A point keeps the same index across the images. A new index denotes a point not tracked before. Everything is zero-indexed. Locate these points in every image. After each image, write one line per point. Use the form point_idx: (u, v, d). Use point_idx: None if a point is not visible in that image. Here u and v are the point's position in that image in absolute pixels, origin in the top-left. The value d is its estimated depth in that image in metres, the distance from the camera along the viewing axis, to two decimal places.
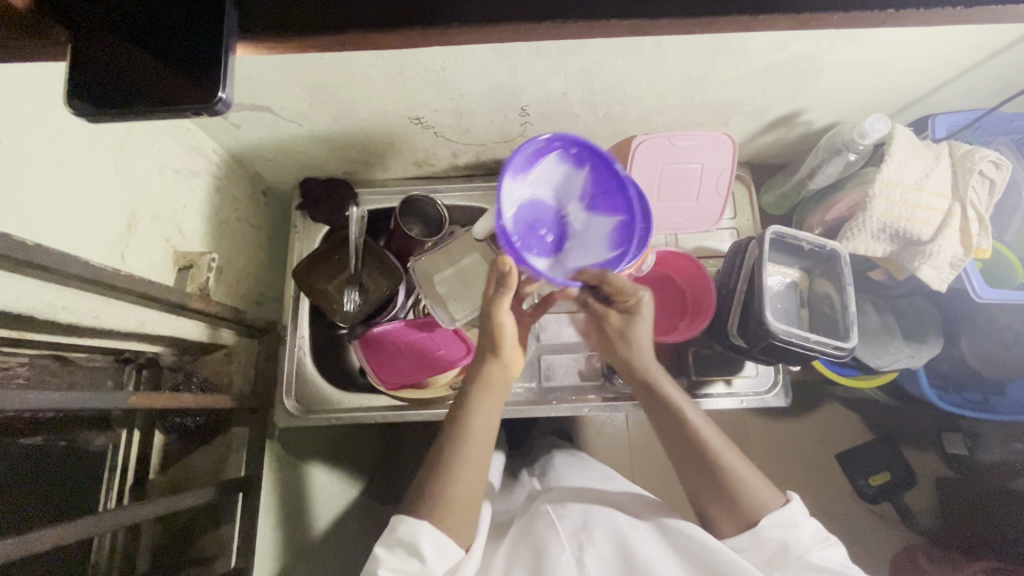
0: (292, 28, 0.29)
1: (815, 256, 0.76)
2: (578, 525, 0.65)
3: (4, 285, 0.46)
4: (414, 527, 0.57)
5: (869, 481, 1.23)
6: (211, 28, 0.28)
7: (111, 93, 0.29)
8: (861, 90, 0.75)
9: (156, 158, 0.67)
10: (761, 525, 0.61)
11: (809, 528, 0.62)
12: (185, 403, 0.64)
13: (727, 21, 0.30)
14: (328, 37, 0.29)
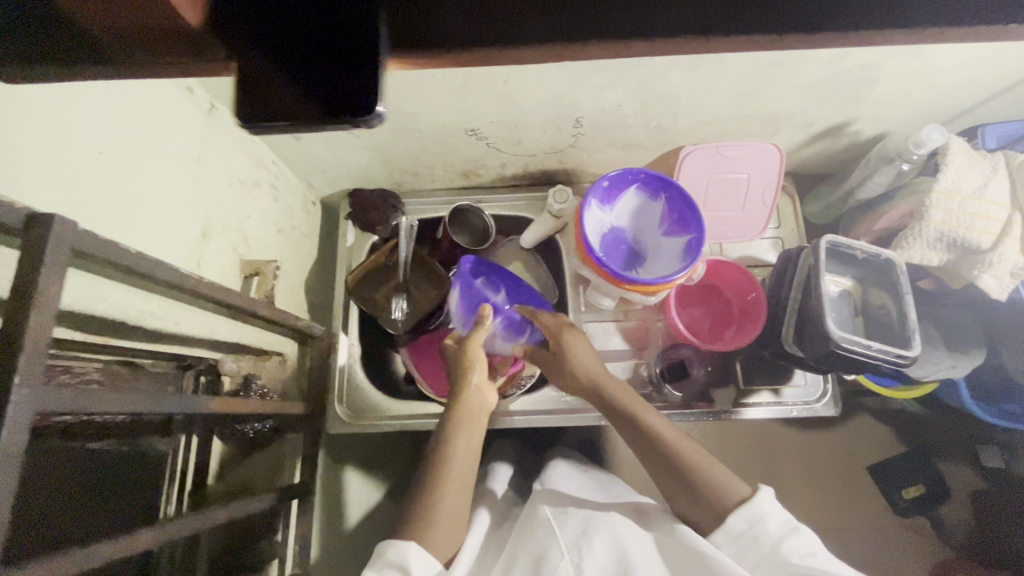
0: (430, 41, 0.29)
1: (869, 265, 0.76)
2: (577, 532, 0.65)
3: (102, 291, 0.48)
4: (403, 548, 0.58)
5: (902, 494, 1.18)
6: (365, 37, 0.27)
7: (261, 105, 0.28)
8: (914, 101, 0.76)
9: (226, 169, 0.69)
10: (727, 521, 0.62)
11: (775, 519, 0.61)
12: (252, 408, 0.65)
13: (833, 38, 0.31)
14: (468, 53, 0.30)
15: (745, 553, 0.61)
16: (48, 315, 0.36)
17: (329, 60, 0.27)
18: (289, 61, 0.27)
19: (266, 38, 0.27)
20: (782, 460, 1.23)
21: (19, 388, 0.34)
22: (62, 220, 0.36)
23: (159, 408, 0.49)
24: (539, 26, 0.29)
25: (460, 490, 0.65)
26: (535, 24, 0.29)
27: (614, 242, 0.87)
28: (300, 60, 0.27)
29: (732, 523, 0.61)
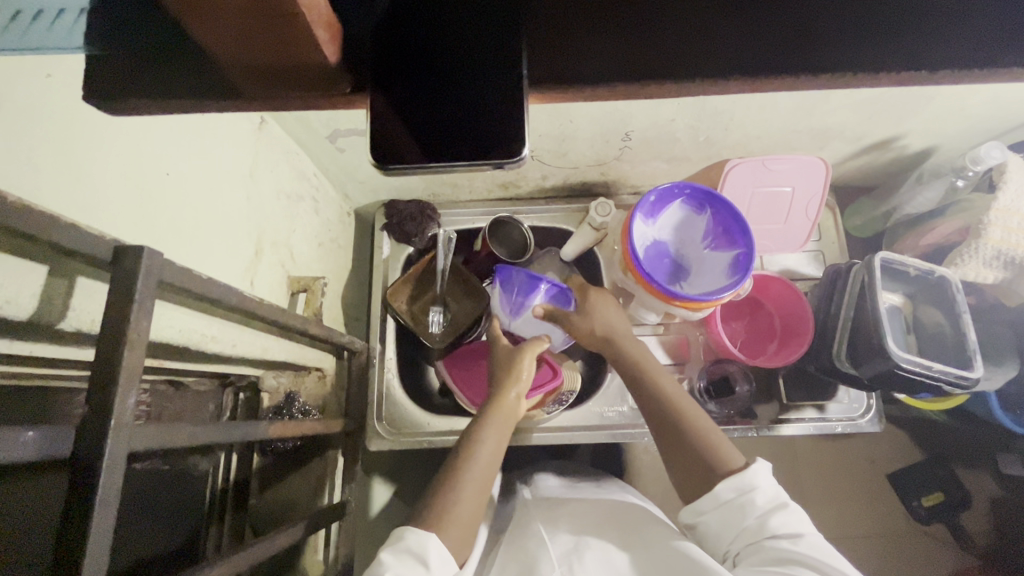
0: (556, 79, 0.32)
1: (921, 283, 0.76)
2: (569, 546, 0.58)
3: (172, 318, 0.47)
4: (425, 539, 0.54)
5: (923, 502, 1.11)
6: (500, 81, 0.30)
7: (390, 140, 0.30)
8: (969, 117, 0.75)
9: (275, 184, 0.67)
10: (715, 488, 0.58)
11: (765, 493, 0.56)
12: (304, 430, 0.64)
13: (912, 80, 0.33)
14: (586, 88, 0.33)
15: (728, 521, 0.57)
16: (140, 350, 0.34)
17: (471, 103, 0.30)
18: (421, 119, 0.30)
19: (401, 92, 0.30)
20: (802, 473, 1.16)
21: (115, 431, 0.32)
22: (152, 252, 0.35)
23: (223, 437, 0.47)
24: (652, 63, 0.32)
25: (480, 487, 0.61)
26: (646, 63, 0.32)
27: (658, 256, 0.84)
28: (438, 114, 0.30)
29: (718, 489, 0.57)
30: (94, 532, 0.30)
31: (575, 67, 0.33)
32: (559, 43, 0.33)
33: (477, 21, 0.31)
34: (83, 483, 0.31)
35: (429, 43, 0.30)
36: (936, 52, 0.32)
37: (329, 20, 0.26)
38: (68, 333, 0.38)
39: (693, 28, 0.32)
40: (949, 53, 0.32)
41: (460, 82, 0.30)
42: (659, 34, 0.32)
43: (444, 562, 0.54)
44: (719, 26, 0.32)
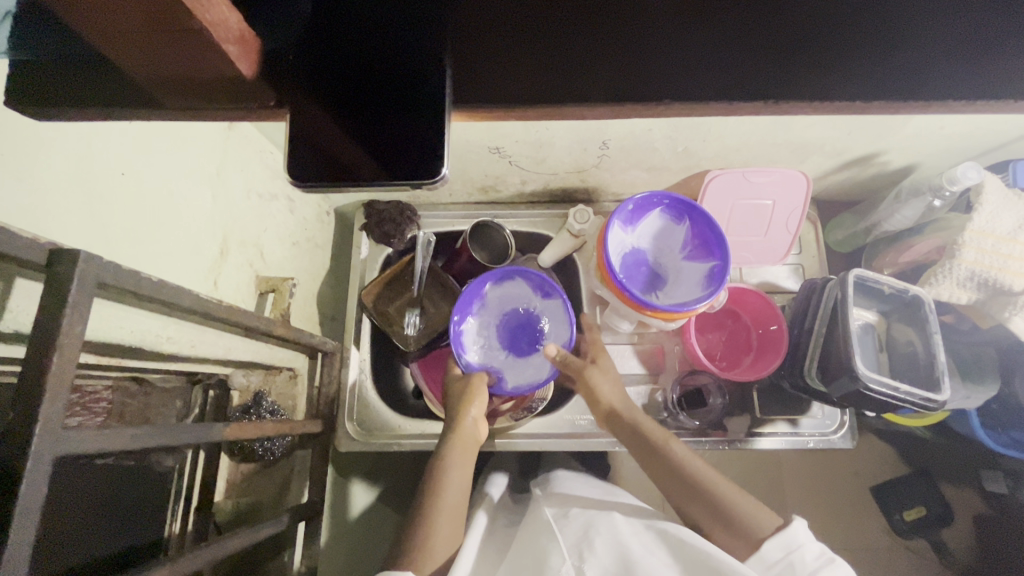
0: (488, 99, 0.37)
1: (895, 301, 0.75)
2: (579, 537, 0.57)
3: (121, 319, 0.46)
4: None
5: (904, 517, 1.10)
6: (428, 103, 0.33)
7: (315, 164, 0.34)
8: (948, 136, 0.74)
9: (245, 184, 0.67)
10: (761, 550, 0.55)
11: (812, 549, 0.54)
12: (267, 431, 0.63)
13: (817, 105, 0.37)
14: (514, 105, 0.38)
15: None
16: (72, 355, 0.34)
17: (399, 119, 0.33)
18: (357, 135, 0.34)
19: (327, 96, 0.34)
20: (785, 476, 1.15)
21: (41, 437, 0.32)
22: (86, 255, 0.34)
23: (172, 440, 0.46)
24: (572, 86, 0.37)
25: (456, 514, 0.62)
26: (568, 83, 0.37)
27: (635, 265, 0.83)
28: (367, 136, 0.34)
29: (764, 551, 0.55)
30: (14, 536, 0.30)
31: (507, 88, 0.37)
32: (483, 68, 0.37)
33: (398, 38, 0.34)
34: (5, 489, 0.31)
35: (349, 58, 0.34)
36: (834, 82, 0.36)
37: (246, 39, 0.31)
38: (7, 335, 0.38)
39: (637, 63, 0.37)
40: (870, 84, 0.36)
41: (377, 96, 0.34)
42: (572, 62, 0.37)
43: None
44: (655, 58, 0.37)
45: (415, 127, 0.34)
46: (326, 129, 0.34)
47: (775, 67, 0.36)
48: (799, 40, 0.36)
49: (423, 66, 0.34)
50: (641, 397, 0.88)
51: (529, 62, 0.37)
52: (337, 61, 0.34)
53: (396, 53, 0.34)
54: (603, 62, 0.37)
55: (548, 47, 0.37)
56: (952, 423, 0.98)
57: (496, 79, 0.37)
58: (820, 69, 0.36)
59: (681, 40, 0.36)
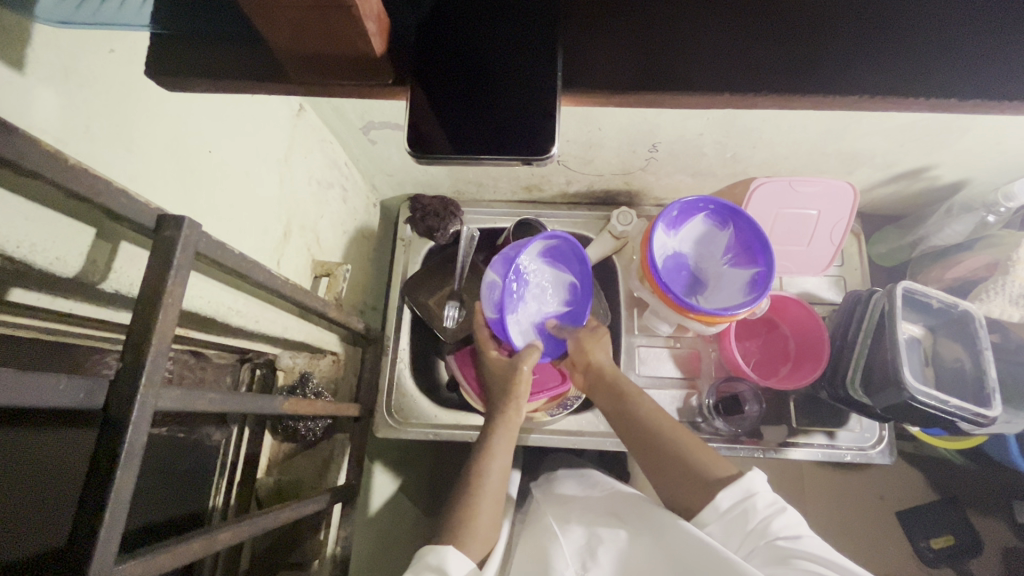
0: (590, 84, 0.34)
1: (943, 315, 0.75)
2: (582, 542, 0.58)
3: (202, 289, 0.49)
4: (442, 552, 0.55)
5: (930, 543, 1.06)
6: (539, 87, 0.32)
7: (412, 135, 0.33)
8: (1004, 152, 0.74)
9: (308, 169, 0.69)
10: (714, 499, 0.57)
11: (765, 497, 0.56)
12: (315, 410, 0.65)
13: (926, 103, 0.34)
14: (619, 95, 0.35)
15: (733, 528, 0.55)
16: (173, 314, 0.36)
17: (506, 105, 0.32)
18: (459, 123, 0.33)
19: (433, 81, 0.33)
20: (809, 492, 1.11)
21: (146, 388, 0.34)
22: (191, 223, 0.37)
23: (238, 408, 0.48)
24: (666, 74, 0.34)
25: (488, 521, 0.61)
26: (664, 72, 0.34)
27: (677, 267, 0.83)
28: (467, 122, 0.33)
29: (717, 499, 0.57)
30: (117, 477, 0.32)
31: (611, 75, 0.34)
32: (585, 52, 0.34)
33: (514, 19, 0.33)
34: (112, 434, 0.33)
35: (465, 43, 0.33)
36: (950, 76, 0.33)
37: (382, 18, 0.30)
38: (107, 294, 0.40)
39: (738, 57, 0.33)
40: (991, 87, 0.33)
41: (480, 79, 0.32)
42: (674, 45, 0.34)
43: (462, 564, 0.55)
44: (754, 48, 0.33)
45: (521, 113, 0.32)
46: (426, 111, 0.33)
47: (881, 60, 0.33)
48: (915, 42, 0.33)
49: (535, 51, 0.32)
50: (677, 400, 0.87)
51: (635, 55, 0.34)
52: (450, 44, 0.33)
53: (509, 40, 0.33)
54: (696, 56, 0.34)
55: (652, 32, 0.34)
56: (989, 448, 0.95)
57: (599, 68, 0.34)
58: (937, 66, 0.33)
59: (775, 27, 0.33)
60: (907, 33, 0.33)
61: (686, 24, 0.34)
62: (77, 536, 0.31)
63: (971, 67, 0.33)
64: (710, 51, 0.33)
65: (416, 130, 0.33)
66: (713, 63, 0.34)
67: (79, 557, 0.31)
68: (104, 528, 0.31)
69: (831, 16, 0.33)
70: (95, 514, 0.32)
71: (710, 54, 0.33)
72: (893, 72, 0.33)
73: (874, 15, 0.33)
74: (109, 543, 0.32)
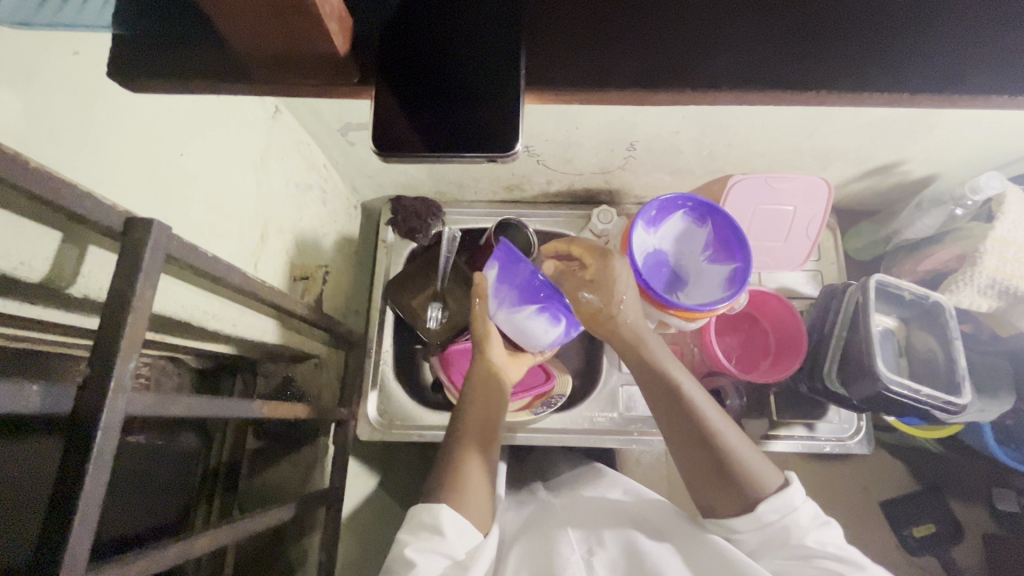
0: (560, 84, 0.35)
1: (914, 307, 0.76)
2: (587, 530, 0.61)
3: (175, 293, 0.48)
4: (436, 510, 0.55)
5: (911, 530, 1.08)
6: (506, 85, 0.32)
7: (376, 133, 0.33)
8: (970, 147, 0.75)
9: (285, 172, 0.69)
10: (759, 509, 0.54)
11: (806, 512, 0.55)
12: (296, 413, 0.64)
13: (885, 98, 0.35)
14: (588, 93, 0.35)
15: (765, 541, 0.55)
16: (143, 319, 0.36)
17: (474, 103, 0.32)
18: (427, 123, 0.33)
19: (399, 81, 0.33)
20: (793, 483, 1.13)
21: (114, 393, 0.34)
22: (159, 226, 0.36)
23: (215, 412, 0.48)
24: (630, 73, 0.34)
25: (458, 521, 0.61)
26: (630, 72, 0.34)
27: (657, 265, 0.84)
28: (430, 118, 0.33)
29: (761, 514, 0.54)
30: (88, 482, 0.32)
31: (581, 75, 0.35)
32: (555, 52, 0.35)
33: (481, 18, 0.33)
34: (82, 438, 0.33)
35: (433, 43, 0.33)
36: (907, 73, 0.34)
37: (343, 18, 0.31)
38: (75, 299, 0.40)
39: (703, 55, 0.34)
40: (949, 84, 0.34)
41: (446, 78, 0.33)
42: (643, 43, 0.34)
43: (459, 528, 0.55)
44: (724, 48, 0.34)
45: (488, 112, 0.32)
46: (394, 112, 0.33)
47: (838, 58, 0.34)
48: (874, 40, 0.34)
49: (501, 49, 0.33)
50: None
51: (605, 57, 0.34)
52: (415, 43, 0.33)
53: (477, 40, 0.33)
54: (661, 54, 0.34)
55: (619, 30, 0.34)
56: (966, 436, 0.97)
57: (567, 68, 0.35)
58: (895, 62, 0.34)
59: (739, 22, 0.34)
60: (866, 31, 0.34)
61: (651, 21, 0.34)
62: (44, 545, 0.31)
63: (924, 63, 0.34)
64: (677, 51, 0.34)
65: (383, 130, 0.33)
66: (679, 60, 0.34)
67: (44, 567, 0.31)
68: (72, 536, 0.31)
69: (791, 18, 0.34)
70: (62, 520, 0.31)
71: (672, 53, 0.34)
72: (860, 70, 0.34)
73: (834, 13, 0.34)
74: (79, 551, 0.31)
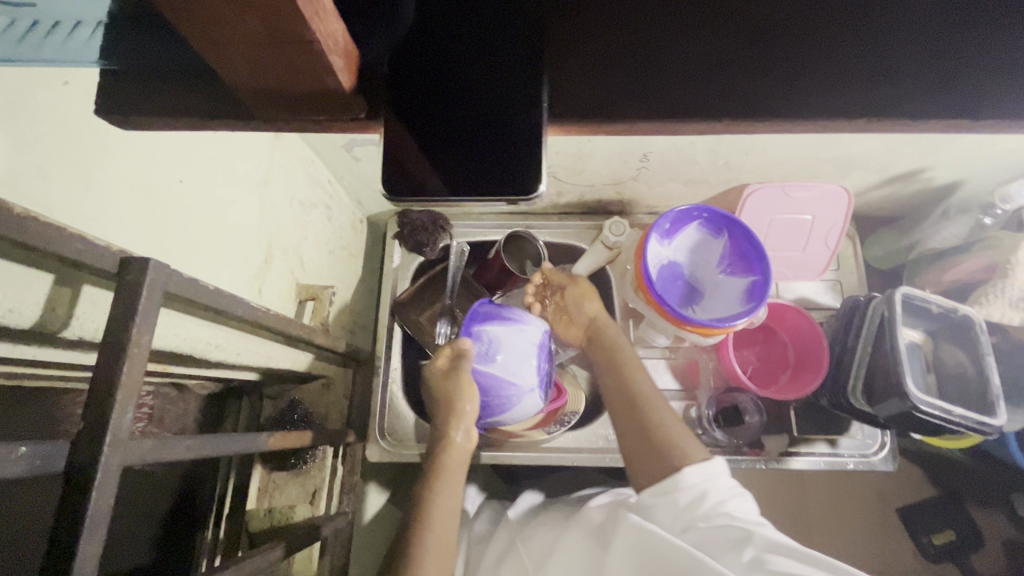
0: (559, 114, 0.38)
1: (942, 321, 0.74)
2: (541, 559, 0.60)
3: (175, 327, 0.46)
4: None
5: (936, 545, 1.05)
6: (526, 118, 0.32)
7: (390, 174, 0.32)
8: (999, 153, 0.72)
9: (289, 192, 0.66)
10: (681, 474, 0.58)
11: (726, 482, 0.58)
12: (302, 441, 0.62)
13: (851, 117, 0.38)
14: (583, 119, 0.38)
15: (683, 507, 0.56)
16: (140, 364, 0.34)
17: (492, 137, 0.31)
18: (446, 167, 0.32)
19: (414, 121, 0.32)
20: (814, 497, 1.10)
21: (110, 449, 0.32)
22: (157, 266, 0.34)
23: (221, 450, 0.46)
24: (616, 104, 0.38)
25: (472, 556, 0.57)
26: (615, 104, 0.38)
27: (672, 279, 0.82)
28: (449, 156, 0.32)
29: (683, 476, 0.57)
30: (83, 547, 0.30)
31: (576, 106, 0.38)
32: (555, 87, 0.38)
33: (495, 58, 0.33)
34: (75, 501, 0.30)
35: (451, 82, 0.32)
36: (869, 95, 0.38)
37: (349, 51, 0.30)
38: (70, 341, 0.37)
39: (687, 83, 0.38)
40: (906, 107, 0.38)
41: (465, 118, 0.32)
42: (630, 76, 0.38)
43: None
44: (703, 75, 0.38)
45: (511, 152, 0.32)
46: (420, 163, 0.32)
47: (807, 84, 0.38)
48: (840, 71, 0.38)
49: (520, 88, 0.32)
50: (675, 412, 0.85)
51: (595, 88, 0.38)
52: (427, 75, 0.32)
53: (495, 78, 0.32)
54: (647, 84, 0.38)
55: (610, 68, 0.38)
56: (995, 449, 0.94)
57: (566, 100, 0.38)
58: (857, 83, 0.38)
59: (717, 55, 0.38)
60: (833, 57, 0.38)
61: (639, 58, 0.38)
62: None
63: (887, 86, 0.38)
64: (664, 79, 0.38)
65: (400, 172, 0.32)
66: (666, 93, 0.38)
67: None
68: None
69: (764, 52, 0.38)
70: None
71: (661, 82, 0.38)
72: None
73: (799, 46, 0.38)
74: None
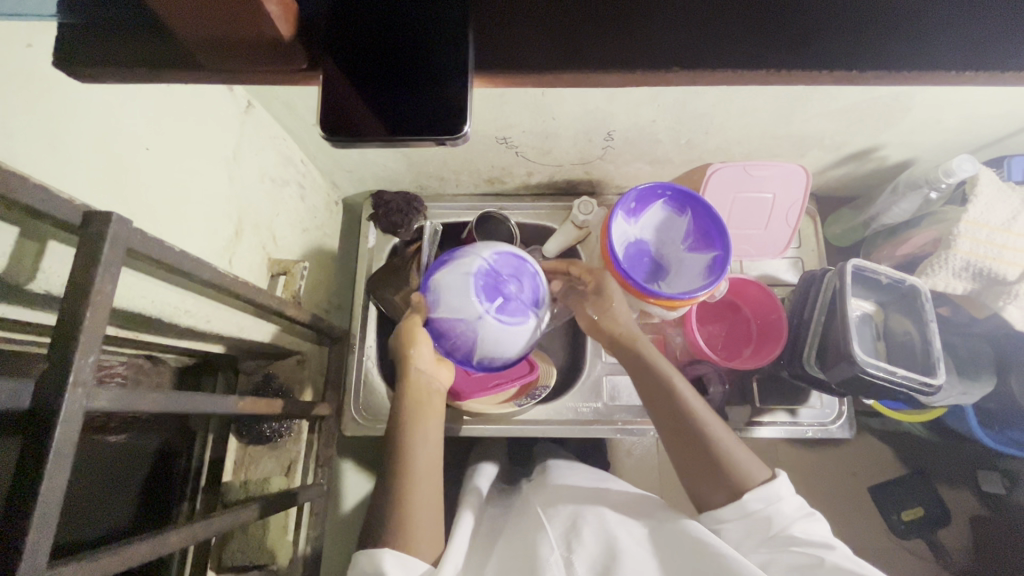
0: (507, 64, 0.35)
1: (892, 291, 0.77)
2: (566, 524, 0.58)
3: (143, 288, 0.48)
4: (375, 556, 0.53)
5: (900, 517, 1.08)
6: (456, 65, 0.33)
7: (332, 116, 0.33)
8: (945, 130, 0.76)
9: (260, 167, 0.68)
10: (743, 499, 0.59)
11: (791, 503, 0.59)
12: (273, 408, 0.64)
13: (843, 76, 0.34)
14: (533, 75, 0.35)
15: (753, 530, 0.58)
16: (103, 313, 0.36)
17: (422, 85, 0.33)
18: (384, 108, 0.33)
19: (351, 64, 0.33)
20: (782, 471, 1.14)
21: (72, 387, 0.34)
22: (118, 220, 0.36)
23: (188, 408, 0.47)
24: (577, 54, 0.34)
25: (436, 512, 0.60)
26: (577, 52, 0.34)
27: (638, 255, 0.85)
28: (385, 98, 0.33)
29: (745, 500, 0.58)
30: (46, 477, 0.32)
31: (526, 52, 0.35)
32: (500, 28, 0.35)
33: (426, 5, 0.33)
34: (41, 434, 0.32)
35: (388, 25, 0.33)
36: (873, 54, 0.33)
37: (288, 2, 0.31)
38: (38, 294, 0.39)
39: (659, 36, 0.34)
40: (915, 60, 0.33)
41: (400, 62, 0.33)
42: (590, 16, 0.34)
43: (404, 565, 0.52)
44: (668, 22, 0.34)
45: (440, 96, 0.33)
46: (360, 109, 0.33)
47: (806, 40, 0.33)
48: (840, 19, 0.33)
49: (453, 34, 0.33)
50: None
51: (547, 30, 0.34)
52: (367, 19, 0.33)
53: (428, 23, 0.33)
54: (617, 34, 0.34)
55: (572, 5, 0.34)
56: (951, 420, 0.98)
57: (513, 45, 0.35)
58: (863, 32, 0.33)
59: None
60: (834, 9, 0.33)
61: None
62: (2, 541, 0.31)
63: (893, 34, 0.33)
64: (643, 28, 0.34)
65: (341, 114, 0.33)
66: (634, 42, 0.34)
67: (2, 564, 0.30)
68: (32, 530, 0.31)
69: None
70: (18, 517, 0.31)
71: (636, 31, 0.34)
72: (825, 51, 0.33)
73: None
74: (41, 546, 0.31)
